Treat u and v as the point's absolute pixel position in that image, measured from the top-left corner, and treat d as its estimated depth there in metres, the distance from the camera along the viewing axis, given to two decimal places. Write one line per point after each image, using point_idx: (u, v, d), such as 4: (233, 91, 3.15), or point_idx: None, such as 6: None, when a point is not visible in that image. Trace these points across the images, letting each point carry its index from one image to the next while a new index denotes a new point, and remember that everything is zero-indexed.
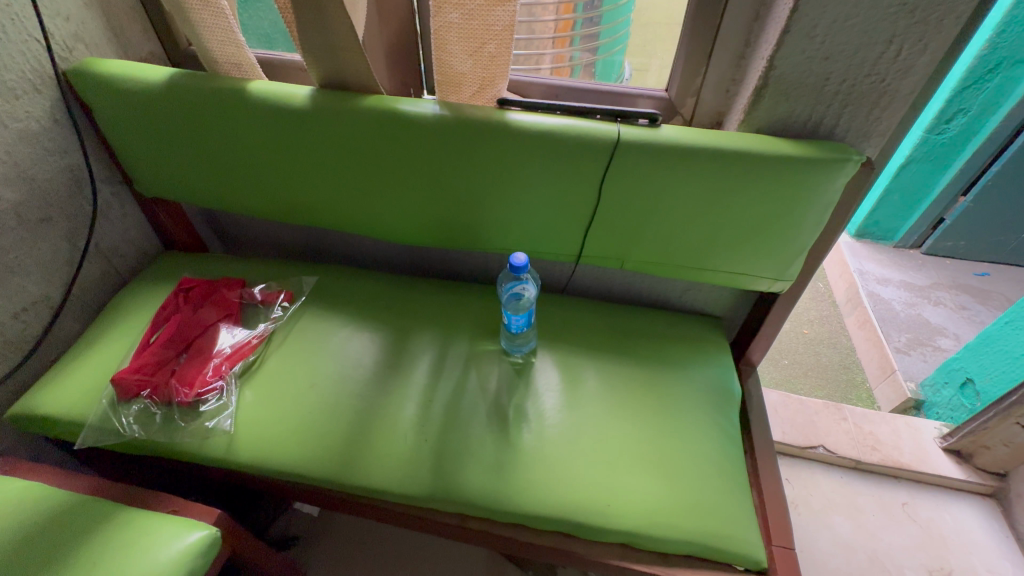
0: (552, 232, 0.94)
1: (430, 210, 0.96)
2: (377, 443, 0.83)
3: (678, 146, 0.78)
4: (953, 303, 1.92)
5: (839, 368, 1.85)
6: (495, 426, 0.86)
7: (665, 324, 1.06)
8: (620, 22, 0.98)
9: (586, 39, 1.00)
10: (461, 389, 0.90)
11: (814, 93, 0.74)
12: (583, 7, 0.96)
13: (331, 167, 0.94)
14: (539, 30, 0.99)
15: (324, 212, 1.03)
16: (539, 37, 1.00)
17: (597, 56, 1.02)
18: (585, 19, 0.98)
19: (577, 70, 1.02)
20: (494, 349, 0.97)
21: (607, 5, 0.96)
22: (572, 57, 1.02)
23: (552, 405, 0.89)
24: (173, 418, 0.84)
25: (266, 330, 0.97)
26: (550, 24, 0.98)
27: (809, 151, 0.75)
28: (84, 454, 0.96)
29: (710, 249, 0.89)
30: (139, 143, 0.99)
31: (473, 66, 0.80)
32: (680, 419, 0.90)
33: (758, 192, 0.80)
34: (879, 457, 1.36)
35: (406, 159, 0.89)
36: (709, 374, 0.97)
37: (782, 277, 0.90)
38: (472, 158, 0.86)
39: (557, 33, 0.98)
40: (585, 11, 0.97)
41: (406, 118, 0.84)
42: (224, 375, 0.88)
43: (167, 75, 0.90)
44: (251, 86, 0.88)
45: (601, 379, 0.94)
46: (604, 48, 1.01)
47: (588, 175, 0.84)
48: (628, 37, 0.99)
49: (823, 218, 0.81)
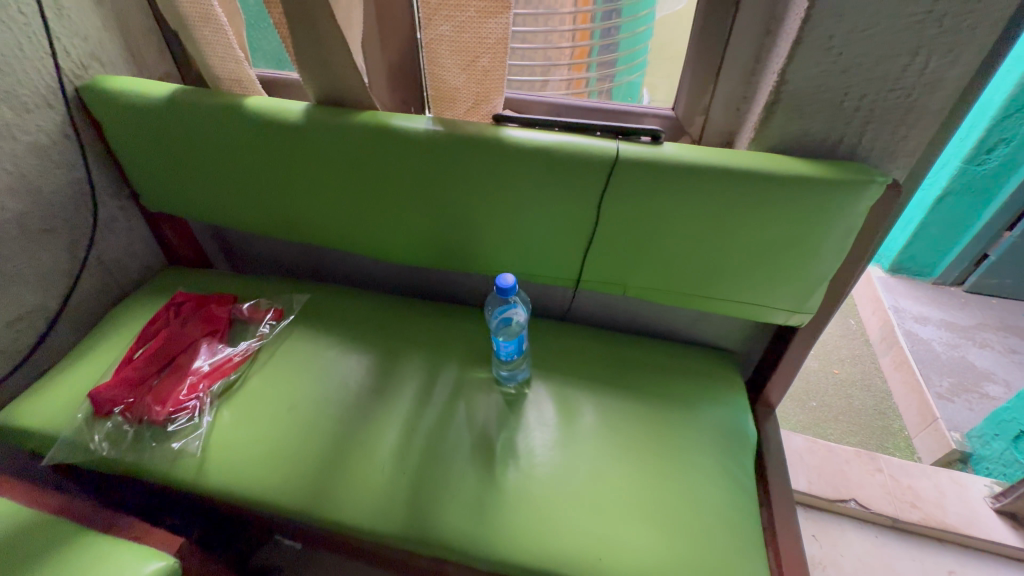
0: (550, 254, 0.89)
1: (425, 229, 0.93)
2: (352, 474, 0.78)
3: (682, 164, 0.73)
4: (1002, 346, 1.77)
5: (874, 414, 1.70)
6: (480, 463, 0.79)
7: (672, 358, 0.98)
8: (636, 50, 0.95)
9: (603, 66, 0.97)
10: (448, 420, 0.84)
11: (831, 109, 0.68)
12: (600, 34, 0.93)
13: (323, 183, 0.92)
14: (555, 57, 0.96)
15: (317, 229, 1.01)
16: (554, 64, 0.97)
17: (614, 83, 0.99)
18: (601, 47, 0.95)
19: (593, 96, 0.99)
20: (486, 377, 0.91)
21: (625, 32, 0.93)
22: (590, 83, 0.99)
23: (543, 441, 0.82)
24: (144, 437, 0.80)
25: (250, 348, 0.93)
26: (566, 51, 0.95)
27: (824, 172, 0.69)
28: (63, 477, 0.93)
29: (720, 276, 0.82)
30: (143, 158, 1.00)
31: (467, 81, 0.77)
32: (685, 464, 0.81)
33: (771, 214, 0.73)
34: (919, 516, 1.22)
35: (398, 175, 0.86)
36: (719, 412, 0.88)
37: (801, 310, 0.81)
38: (466, 175, 0.83)
39: (574, 59, 0.96)
40: (602, 39, 0.94)
41: (398, 133, 0.82)
42: (201, 393, 0.84)
43: (170, 91, 0.91)
44: (249, 102, 0.88)
45: (598, 415, 0.87)
46: (621, 74, 0.98)
47: (586, 195, 0.79)
48: (646, 64, 0.96)
49: (845, 245, 0.74)
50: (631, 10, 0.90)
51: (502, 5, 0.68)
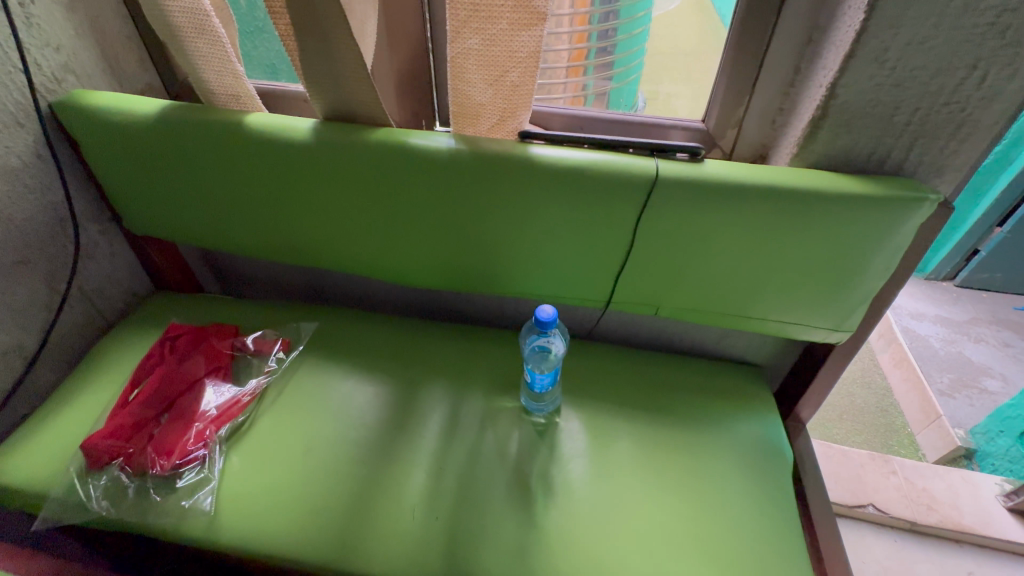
0: (577, 276, 0.85)
1: (443, 251, 0.88)
2: (380, 521, 0.72)
3: (724, 183, 0.69)
4: (995, 340, 1.81)
5: (877, 412, 1.71)
6: (516, 502, 0.74)
7: (702, 375, 0.94)
8: (634, 52, 0.89)
9: (600, 67, 0.90)
10: (477, 456, 0.79)
11: (880, 124, 0.65)
12: (598, 35, 0.86)
13: (332, 205, 0.86)
14: (552, 59, 0.87)
15: (325, 251, 0.94)
16: (552, 67, 0.88)
17: (611, 85, 0.92)
18: (600, 49, 0.87)
19: (591, 99, 0.92)
20: (513, 406, 0.86)
21: (624, 33, 0.87)
22: (586, 86, 0.91)
23: (580, 473, 0.78)
24: (146, 492, 0.73)
25: (258, 387, 0.86)
26: (563, 54, 0.86)
27: (874, 190, 0.66)
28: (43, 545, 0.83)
29: (758, 295, 0.79)
30: (129, 180, 0.92)
31: (493, 96, 0.72)
32: (727, 491, 0.78)
33: (816, 233, 0.70)
34: (937, 518, 1.23)
35: (415, 195, 0.81)
36: (755, 431, 0.85)
37: (840, 328, 0.79)
38: (490, 196, 0.78)
39: (571, 61, 0.88)
40: (600, 40, 0.87)
41: (418, 153, 0.77)
42: (209, 441, 0.77)
43: (160, 108, 0.83)
44: (250, 119, 0.81)
45: (634, 442, 0.83)
46: (618, 77, 0.91)
47: (621, 215, 0.75)
48: (643, 67, 0.90)
49: (890, 264, 0.71)
50: (629, 11, 0.84)
51: (537, 17, 0.63)
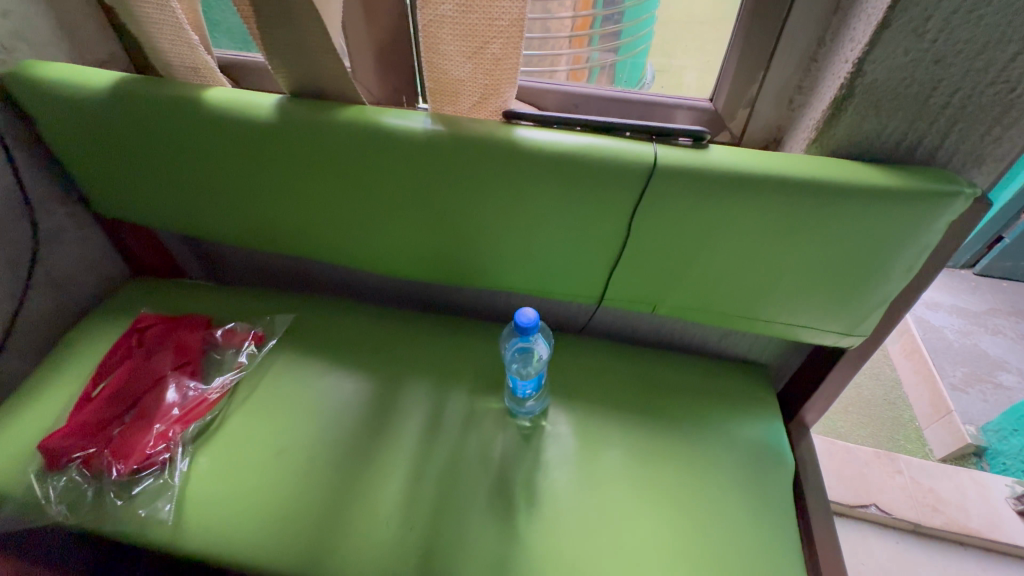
0: (568, 270, 0.78)
1: (424, 241, 0.81)
2: (353, 530, 0.68)
3: (731, 172, 0.62)
4: (1013, 332, 1.73)
5: (884, 404, 1.62)
6: (496, 511, 0.70)
7: (702, 376, 0.88)
8: (642, 21, 0.79)
9: (607, 37, 0.81)
10: (458, 460, 0.75)
11: (913, 105, 0.57)
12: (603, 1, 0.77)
13: (304, 189, 0.79)
14: (556, 28, 0.81)
15: (299, 239, 0.88)
16: (555, 37, 0.82)
17: (617, 57, 0.83)
18: (605, 17, 0.79)
19: (595, 74, 0.84)
20: (497, 408, 0.81)
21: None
22: (590, 57, 0.83)
23: (566, 482, 0.73)
24: (105, 497, 0.69)
25: (228, 383, 0.81)
26: (566, 22, 0.80)
27: (901, 182, 0.58)
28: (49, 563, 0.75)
29: (765, 295, 0.72)
30: (90, 160, 0.85)
31: (474, 71, 0.65)
32: (723, 502, 0.73)
33: (831, 230, 0.63)
34: (942, 520, 1.19)
35: (392, 181, 0.74)
36: (757, 437, 0.80)
37: (852, 332, 0.72)
38: (472, 185, 0.71)
39: (575, 30, 0.80)
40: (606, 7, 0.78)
41: (392, 134, 0.70)
42: (172, 442, 0.73)
43: (115, 81, 0.76)
44: (211, 95, 0.74)
45: (625, 448, 0.78)
46: (624, 48, 0.82)
47: (615, 207, 0.68)
48: (651, 38, 0.80)
49: (914, 265, 0.64)
50: None
51: None
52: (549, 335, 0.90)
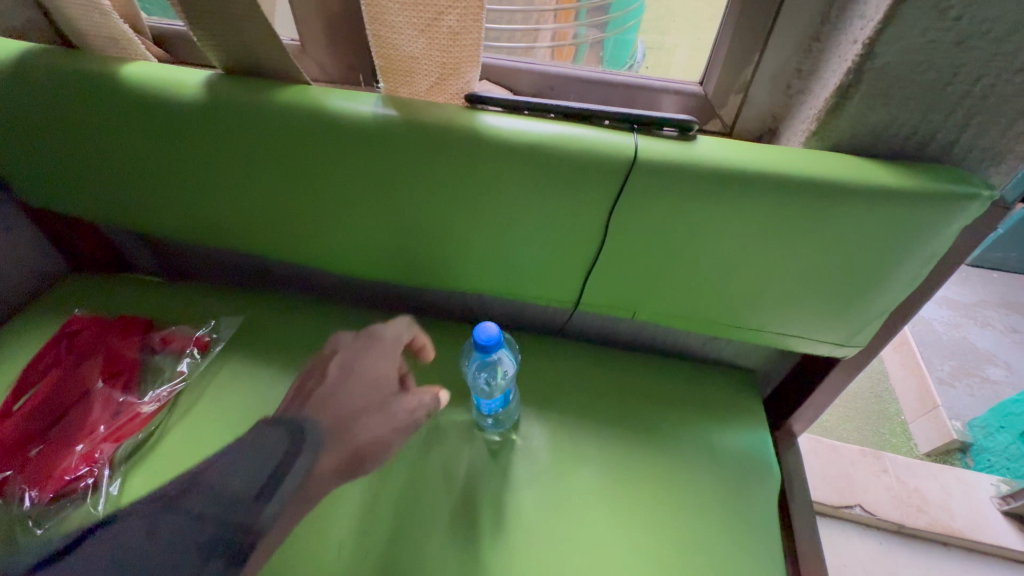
0: (542, 273, 0.71)
1: (383, 240, 0.73)
2: (301, 559, 0.62)
3: (718, 169, 0.55)
4: (1002, 325, 1.71)
5: (870, 397, 1.58)
6: (460, 536, 0.64)
7: (685, 384, 0.82)
8: None
9: (594, 11, 0.74)
10: (420, 479, 0.69)
11: (927, 95, 0.50)
12: None
13: (245, 180, 0.71)
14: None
15: (246, 234, 0.79)
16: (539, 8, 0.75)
17: (606, 34, 0.76)
18: None
19: (582, 51, 0.77)
20: (464, 420, 0.75)
21: None
22: (577, 34, 0.77)
23: (537, 503, 0.68)
24: (21, 526, 0.62)
25: (166, 394, 0.74)
26: None
27: (910, 182, 0.52)
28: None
29: (755, 302, 0.66)
30: (6, 145, 0.76)
31: (428, 47, 0.57)
32: (706, 523, 0.68)
33: (829, 234, 0.57)
34: (927, 521, 1.16)
35: (342, 172, 0.66)
36: (743, 450, 0.75)
37: (847, 342, 0.67)
38: (432, 178, 0.63)
39: (560, 3, 0.74)
40: None
41: (339, 119, 0.61)
42: (98, 464, 0.66)
43: (22, 55, 0.67)
44: (132, 71, 0.65)
45: (601, 463, 0.72)
46: (613, 23, 0.74)
47: (591, 205, 0.61)
48: (644, 12, 0.72)
49: (918, 273, 0.58)
50: None
51: None
52: (512, 347, 0.84)
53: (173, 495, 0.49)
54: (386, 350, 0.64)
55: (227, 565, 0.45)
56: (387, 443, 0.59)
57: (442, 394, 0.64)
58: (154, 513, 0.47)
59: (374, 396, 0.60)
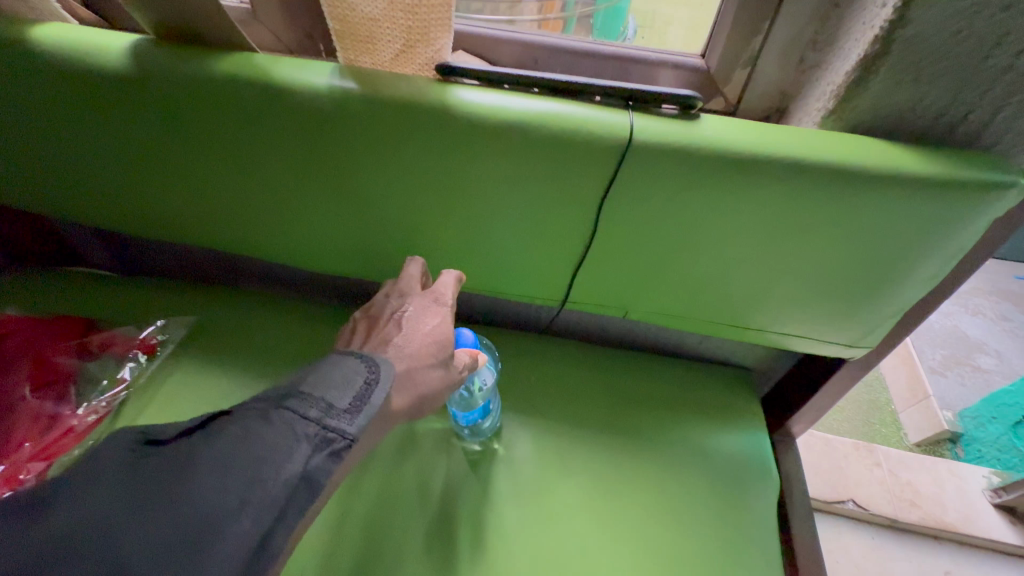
0: (526, 268, 0.64)
1: (350, 231, 0.66)
2: None
3: (725, 153, 0.48)
4: (993, 313, 1.69)
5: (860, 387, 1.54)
6: (435, 558, 0.59)
7: (680, 385, 0.77)
8: None
9: None
10: (392, 494, 0.63)
11: (963, 69, 0.44)
12: None
13: (191, 163, 0.62)
14: None
15: (197, 224, 0.71)
16: None
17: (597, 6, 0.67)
18: None
19: (571, 25, 0.68)
20: (441, 428, 0.69)
21: None
22: (566, 5, 0.68)
23: (520, 518, 0.62)
24: None
25: (106, 404, 0.67)
26: None
27: (941, 169, 0.46)
28: (105, 535, 0.32)
29: (759, 300, 0.60)
30: None
31: (390, 7, 0.48)
32: (703, 537, 0.63)
33: (847, 226, 0.51)
34: (919, 515, 1.14)
35: (300, 154, 0.58)
36: (741, 457, 0.70)
37: (857, 343, 0.62)
38: (403, 163, 0.56)
39: None
40: None
41: (292, 93, 0.53)
42: (23, 486, 0.59)
43: None
44: (45, 35, 0.55)
45: (590, 473, 0.67)
46: None
47: (581, 194, 0.54)
48: None
49: (940, 270, 0.53)
50: None
51: None
52: (492, 348, 0.77)
53: (276, 396, 0.42)
54: (453, 308, 0.56)
55: (330, 457, 0.39)
56: (439, 402, 0.52)
57: (478, 359, 0.58)
58: (263, 412, 0.40)
59: (441, 353, 0.51)
